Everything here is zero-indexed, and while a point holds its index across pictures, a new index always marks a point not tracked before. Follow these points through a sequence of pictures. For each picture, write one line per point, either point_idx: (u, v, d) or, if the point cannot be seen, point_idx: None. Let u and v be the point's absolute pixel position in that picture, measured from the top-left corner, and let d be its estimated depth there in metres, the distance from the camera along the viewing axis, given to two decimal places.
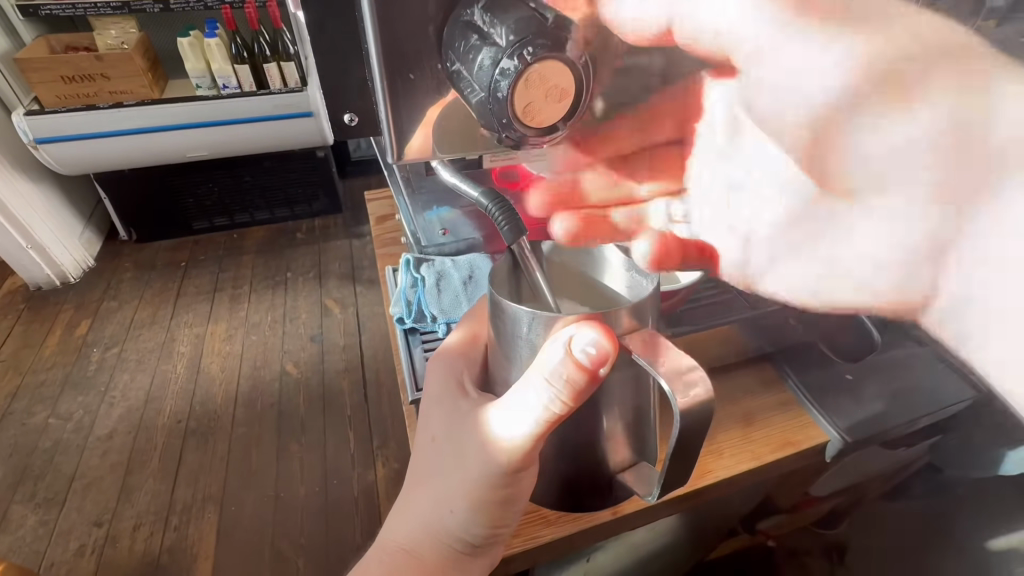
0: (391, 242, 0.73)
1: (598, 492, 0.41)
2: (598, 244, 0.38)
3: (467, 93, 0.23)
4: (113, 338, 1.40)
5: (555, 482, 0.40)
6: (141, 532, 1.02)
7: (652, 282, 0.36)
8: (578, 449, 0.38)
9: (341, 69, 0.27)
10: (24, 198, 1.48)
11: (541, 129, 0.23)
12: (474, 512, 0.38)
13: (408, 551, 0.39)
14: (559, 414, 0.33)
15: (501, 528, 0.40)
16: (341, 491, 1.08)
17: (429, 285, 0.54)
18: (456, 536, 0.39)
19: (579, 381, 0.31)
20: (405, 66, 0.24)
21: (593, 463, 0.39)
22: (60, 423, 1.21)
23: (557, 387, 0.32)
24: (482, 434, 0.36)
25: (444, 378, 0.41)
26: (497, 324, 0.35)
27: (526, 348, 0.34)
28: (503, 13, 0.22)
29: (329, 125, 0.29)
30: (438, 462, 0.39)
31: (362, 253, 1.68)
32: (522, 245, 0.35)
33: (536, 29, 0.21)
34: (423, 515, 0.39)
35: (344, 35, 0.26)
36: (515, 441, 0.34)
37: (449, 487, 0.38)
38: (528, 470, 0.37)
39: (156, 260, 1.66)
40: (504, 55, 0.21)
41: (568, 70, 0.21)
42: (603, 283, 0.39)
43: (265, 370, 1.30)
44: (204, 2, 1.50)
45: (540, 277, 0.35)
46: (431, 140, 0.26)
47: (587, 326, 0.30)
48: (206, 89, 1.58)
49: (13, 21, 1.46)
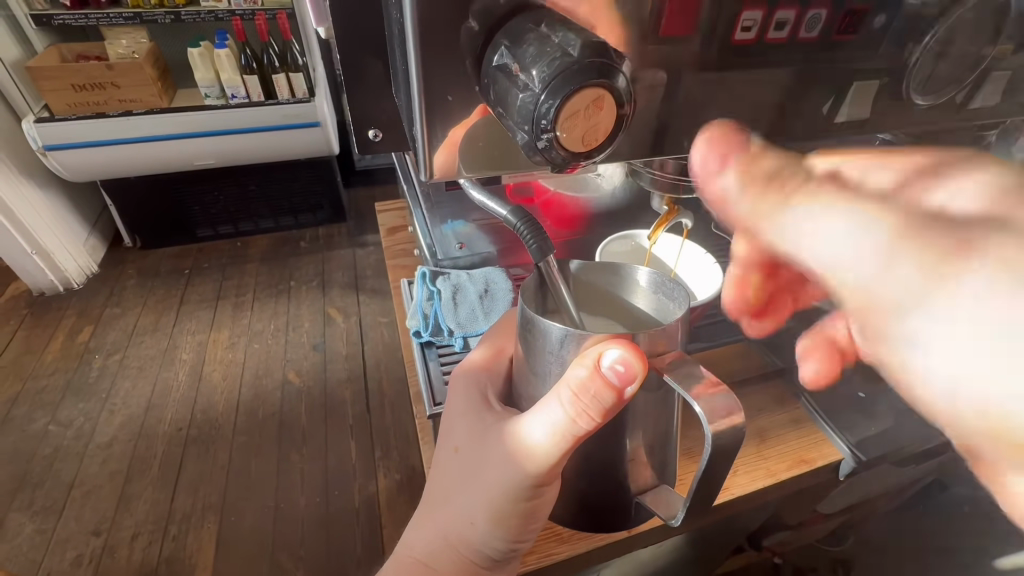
0: (401, 253, 0.74)
1: (614, 509, 0.40)
2: (625, 265, 0.38)
3: (509, 128, 0.23)
4: (116, 344, 1.40)
5: (573, 497, 0.40)
6: (139, 542, 1.01)
7: (679, 305, 0.36)
8: (593, 463, 0.38)
9: (372, 86, 0.28)
10: (32, 204, 1.49)
11: (608, 137, 0.22)
12: (496, 526, 0.38)
13: (424, 563, 0.40)
14: (585, 429, 0.32)
15: (520, 545, 0.39)
16: (342, 502, 1.07)
17: (446, 298, 0.55)
18: (475, 548, 0.39)
19: (606, 401, 0.31)
20: (443, 88, 0.24)
21: (609, 479, 0.38)
22: (60, 429, 1.20)
23: (587, 404, 0.31)
24: (503, 448, 0.36)
25: (469, 391, 0.42)
26: (526, 340, 0.35)
27: (556, 364, 0.34)
28: (510, 101, 0.22)
29: (356, 141, 0.30)
30: (460, 472, 0.39)
31: (366, 263, 1.69)
32: (548, 264, 0.36)
33: (560, 55, 0.20)
34: (442, 526, 0.39)
35: (375, 53, 0.27)
36: (540, 457, 0.34)
37: (470, 499, 0.38)
38: (551, 485, 0.37)
39: (162, 267, 1.66)
40: (540, 131, 0.21)
41: (600, 83, 0.20)
42: (628, 301, 0.39)
43: (268, 379, 1.30)
44: (215, 14, 1.52)
45: (564, 291, 0.36)
46: (457, 159, 0.27)
47: (613, 345, 0.31)
48: (215, 98, 1.60)
49: (25, 28, 1.48)
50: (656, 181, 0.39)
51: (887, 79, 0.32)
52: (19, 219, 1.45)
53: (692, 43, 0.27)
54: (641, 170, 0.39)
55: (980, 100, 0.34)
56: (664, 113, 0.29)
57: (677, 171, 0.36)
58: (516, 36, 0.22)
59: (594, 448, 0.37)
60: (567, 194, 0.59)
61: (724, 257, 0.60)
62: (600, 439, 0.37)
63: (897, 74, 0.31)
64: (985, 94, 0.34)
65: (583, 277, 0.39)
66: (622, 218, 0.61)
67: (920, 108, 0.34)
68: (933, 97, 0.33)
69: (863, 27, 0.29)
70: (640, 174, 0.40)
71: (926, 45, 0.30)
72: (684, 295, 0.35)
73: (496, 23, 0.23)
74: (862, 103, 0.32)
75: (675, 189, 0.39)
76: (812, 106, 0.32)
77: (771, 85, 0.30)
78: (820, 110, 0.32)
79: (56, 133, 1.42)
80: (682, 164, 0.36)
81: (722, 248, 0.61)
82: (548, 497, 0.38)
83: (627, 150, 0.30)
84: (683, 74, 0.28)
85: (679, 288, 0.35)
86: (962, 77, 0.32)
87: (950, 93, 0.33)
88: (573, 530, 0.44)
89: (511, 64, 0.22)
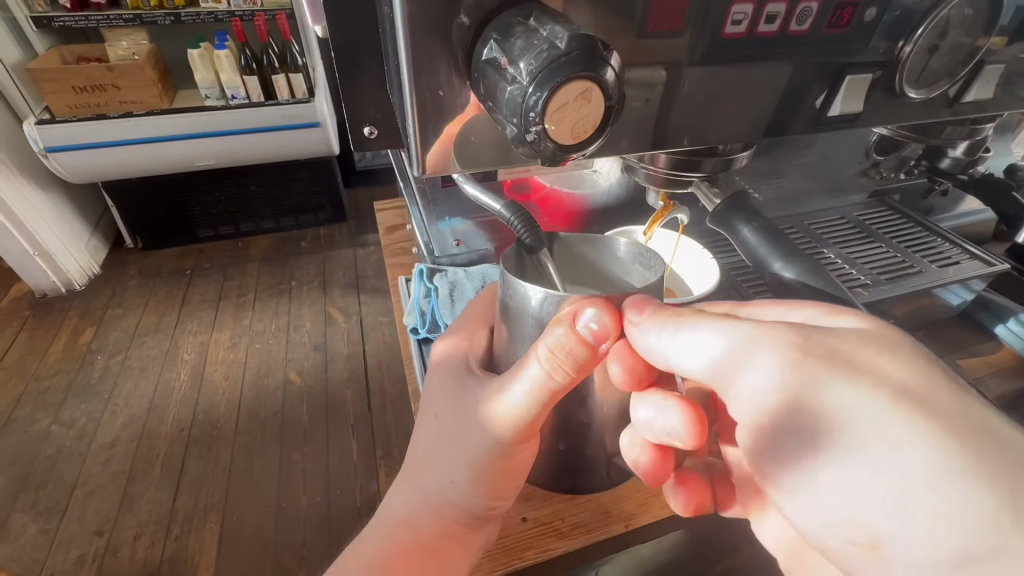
0: (400, 250, 0.74)
1: (600, 477, 0.44)
2: (604, 239, 0.39)
3: (499, 123, 0.23)
4: (118, 345, 1.40)
5: (560, 466, 0.43)
6: (142, 542, 1.02)
7: (654, 273, 0.36)
8: (580, 433, 0.40)
9: (367, 82, 0.28)
10: (34, 205, 1.49)
11: (596, 130, 0.22)
12: (476, 483, 0.38)
13: (405, 522, 0.39)
14: (558, 386, 0.33)
15: (500, 503, 0.40)
16: (344, 501, 1.07)
17: (442, 295, 0.55)
18: (457, 508, 0.39)
19: (578, 356, 0.31)
20: (434, 82, 0.24)
21: (593, 448, 0.41)
22: (63, 430, 1.20)
23: (561, 356, 0.31)
24: (482, 406, 0.37)
25: (451, 362, 0.42)
26: (504, 305, 0.36)
27: (533, 326, 0.34)
28: (499, 95, 0.22)
29: (350, 137, 0.30)
30: (442, 437, 0.40)
31: (366, 262, 1.69)
32: (534, 238, 0.36)
33: (547, 48, 0.20)
34: (424, 485, 0.40)
35: (368, 50, 0.27)
36: (517, 412, 0.35)
37: (452, 459, 0.38)
38: (530, 443, 0.37)
39: (163, 268, 1.67)
40: (529, 123, 0.21)
41: (588, 76, 0.20)
42: (609, 275, 0.40)
43: (269, 379, 1.30)
44: (215, 15, 1.53)
45: (548, 264, 0.37)
46: (449, 153, 0.27)
47: (631, 308, 0.32)
48: (215, 99, 1.60)
49: (26, 31, 1.48)
50: (650, 176, 0.38)
51: (880, 73, 0.32)
52: (21, 221, 1.45)
53: (684, 39, 0.27)
54: (635, 165, 0.38)
55: (972, 93, 0.34)
56: (656, 110, 0.29)
57: (671, 166, 0.36)
58: (504, 29, 0.22)
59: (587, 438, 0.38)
60: (564, 190, 0.58)
61: (721, 253, 0.60)
62: (586, 408, 0.39)
63: (890, 67, 0.31)
64: (977, 88, 0.34)
65: (567, 250, 0.40)
66: (617, 214, 0.61)
67: (913, 102, 0.34)
68: (927, 90, 0.33)
69: (857, 20, 0.29)
70: (634, 169, 0.39)
71: (918, 40, 0.30)
72: (659, 263, 0.35)
73: (487, 17, 0.23)
74: (856, 97, 0.32)
75: (670, 184, 0.39)
76: (806, 100, 0.32)
77: (764, 79, 0.30)
78: (813, 103, 0.32)
79: (57, 135, 1.42)
80: (676, 159, 0.36)
81: (718, 244, 0.61)
82: (526, 453, 0.38)
83: (618, 146, 0.30)
84: (676, 70, 0.28)
85: (655, 258, 0.36)
86: (954, 70, 0.32)
87: (943, 86, 0.33)
88: (571, 525, 0.44)
89: (500, 58, 0.22)
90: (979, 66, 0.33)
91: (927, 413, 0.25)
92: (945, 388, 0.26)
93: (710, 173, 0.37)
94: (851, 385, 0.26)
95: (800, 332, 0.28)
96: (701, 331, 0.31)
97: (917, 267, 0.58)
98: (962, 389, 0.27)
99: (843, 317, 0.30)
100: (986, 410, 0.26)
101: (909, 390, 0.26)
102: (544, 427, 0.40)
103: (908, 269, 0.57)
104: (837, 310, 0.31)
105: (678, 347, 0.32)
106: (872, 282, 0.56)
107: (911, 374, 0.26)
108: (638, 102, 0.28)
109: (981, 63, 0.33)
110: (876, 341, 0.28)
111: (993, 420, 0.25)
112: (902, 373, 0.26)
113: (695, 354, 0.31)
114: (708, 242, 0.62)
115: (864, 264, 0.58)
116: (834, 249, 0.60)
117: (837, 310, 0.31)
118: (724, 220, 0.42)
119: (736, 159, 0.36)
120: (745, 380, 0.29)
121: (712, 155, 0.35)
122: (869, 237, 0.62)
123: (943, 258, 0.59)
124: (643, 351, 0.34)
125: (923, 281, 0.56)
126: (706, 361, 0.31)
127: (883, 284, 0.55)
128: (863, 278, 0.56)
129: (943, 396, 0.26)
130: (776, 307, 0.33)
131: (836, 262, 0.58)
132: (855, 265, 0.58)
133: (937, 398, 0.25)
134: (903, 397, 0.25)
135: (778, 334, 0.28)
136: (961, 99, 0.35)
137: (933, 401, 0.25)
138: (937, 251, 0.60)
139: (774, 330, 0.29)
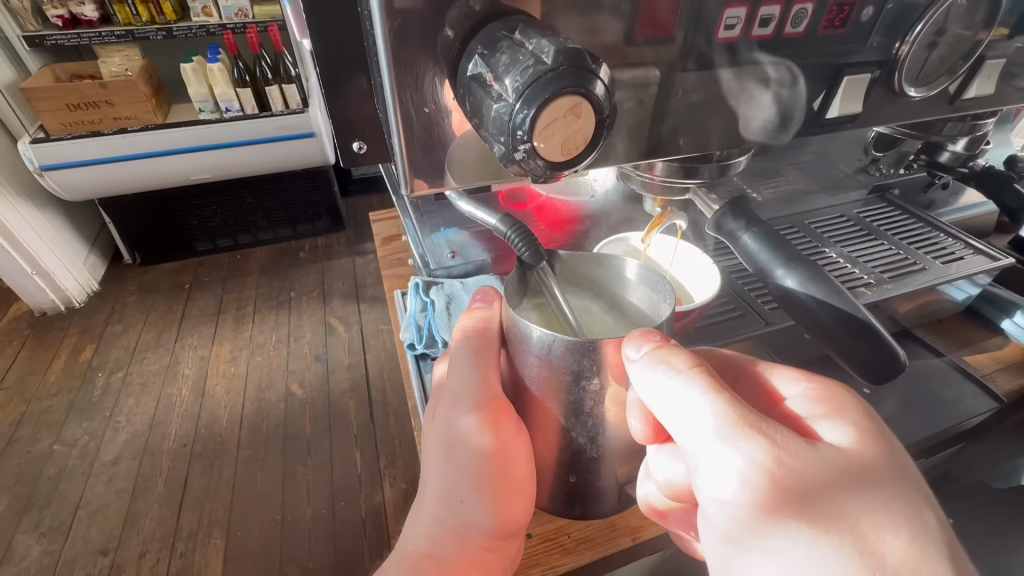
0: (397, 262, 0.74)
1: (611, 505, 0.42)
2: (611, 257, 0.38)
3: (486, 140, 0.22)
4: (118, 362, 1.39)
5: (565, 496, 0.40)
6: (147, 561, 1.00)
7: (665, 298, 0.35)
8: (592, 466, 0.38)
9: (352, 99, 0.27)
10: (32, 224, 1.49)
11: (587, 145, 0.22)
12: (481, 495, 0.36)
13: (429, 555, 0.36)
14: (475, 344, 0.39)
15: (512, 527, 0.38)
16: (349, 513, 1.06)
17: (439, 309, 0.54)
18: (475, 529, 0.36)
19: (483, 325, 0.40)
20: (419, 99, 0.24)
21: (605, 479, 0.39)
22: (66, 449, 1.19)
23: (464, 330, 0.40)
24: (474, 441, 0.36)
25: (435, 395, 0.42)
26: (511, 334, 0.35)
27: (538, 365, 0.33)
28: (484, 112, 0.21)
29: (338, 153, 0.29)
30: (433, 466, 0.39)
31: (366, 271, 1.69)
32: (534, 258, 0.36)
33: (526, 75, 0.20)
34: (435, 512, 0.38)
35: (354, 69, 0.26)
36: (468, 389, 0.38)
37: (452, 480, 0.37)
38: (506, 419, 0.37)
39: (161, 283, 1.67)
40: (516, 141, 0.20)
41: (569, 101, 0.20)
42: (616, 292, 0.39)
43: (272, 393, 1.29)
44: (206, 29, 1.52)
45: (552, 285, 0.35)
46: (438, 170, 0.27)
47: (631, 341, 0.31)
48: (209, 113, 1.59)
49: (17, 49, 1.47)
50: (645, 183, 0.38)
51: (879, 72, 0.31)
52: (19, 241, 1.45)
53: (676, 47, 0.26)
54: (630, 173, 0.38)
55: (972, 90, 0.34)
56: (650, 116, 0.28)
57: (667, 173, 0.36)
58: (492, 41, 0.22)
59: (587, 452, 0.37)
60: (558, 198, 0.59)
61: (720, 256, 0.60)
62: (598, 443, 0.36)
63: (887, 66, 0.31)
64: (979, 83, 0.34)
65: (572, 267, 0.39)
66: (617, 222, 0.60)
67: (912, 100, 0.33)
68: (926, 88, 0.32)
69: (853, 20, 0.29)
70: (630, 177, 0.39)
71: (916, 39, 0.29)
72: (670, 292, 0.34)
73: (471, 30, 0.23)
74: (854, 98, 0.31)
75: (665, 191, 0.38)
76: (802, 101, 0.31)
77: (759, 82, 0.29)
78: (812, 104, 0.31)
79: (52, 154, 1.40)
80: (672, 167, 0.35)
81: (717, 248, 0.60)
82: (521, 481, 0.38)
83: (613, 151, 0.29)
84: (669, 78, 0.27)
85: (664, 281, 0.35)
86: (953, 66, 0.32)
87: (942, 83, 0.32)
88: (577, 539, 0.43)
89: (486, 74, 0.21)
90: (978, 62, 0.32)
91: (847, 535, 0.24)
92: (895, 524, 0.24)
93: (706, 179, 0.36)
94: (793, 512, 0.24)
95: (771, 435, 0.26)
96: (682, 385, 0.29)
97: (920, 263, 0.57)
98: (919, 530, 0.24)
99: (832, 421, 0.28)
100: (934, 551, 0.23)
101: (838, 513, 0.24)
102: (552, 460, 0.38)
103: (912, 266, 0.56)
104: (840, 411, 0.29)
105: (666, 398, 0.29)
106: (875, 282, 0.54)
107: (854, 495, 0.25)
108: (630, 102, 0.27)
109: (983, 58, 0.32)
110: (840, 460, 0.26)
111: (930, 564, 0.23)
112: (849, 502, 0.24)
113: (672, 409, 0.29)
114: (708, 246, 0.61)
115: (866, 263, 0.57)
116: (835, 249, 0.59)
117: (838, 409, 0.29)
118: (721, 225, 0.41)
119: (734, 164, 0.35)
120: (690, 445, 0.28)
121: (708, 162, 0.34)
122: (870, 234, 0.61)
123: (945, 253, 0.58)
124: (643, 397, 0.31)
125: (927, 279, 0.55)
126: (680, 421, 0.29)
127: (886, 283, 0.54)
128: (866, 278, 0.55)
129: (877, 530, 0.24)
130: (788, 383, 0.33)
131: (837, 261, 0.57)
132: (857, 264, 0.57)
133: (872, 527, 0.24)
134: (827, 519, 0.24)
135: (757, 438, 0.26)
136: (961, 96, 0.34)
137: (863, 530, 0.24)
138: (938, 245, 0.59)
139: (749, 422, 0.27)
